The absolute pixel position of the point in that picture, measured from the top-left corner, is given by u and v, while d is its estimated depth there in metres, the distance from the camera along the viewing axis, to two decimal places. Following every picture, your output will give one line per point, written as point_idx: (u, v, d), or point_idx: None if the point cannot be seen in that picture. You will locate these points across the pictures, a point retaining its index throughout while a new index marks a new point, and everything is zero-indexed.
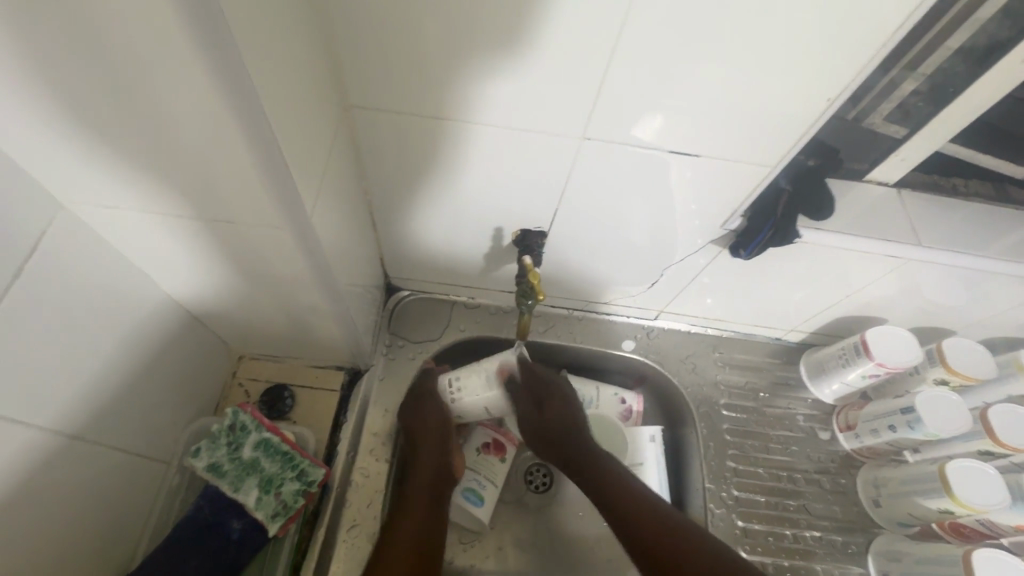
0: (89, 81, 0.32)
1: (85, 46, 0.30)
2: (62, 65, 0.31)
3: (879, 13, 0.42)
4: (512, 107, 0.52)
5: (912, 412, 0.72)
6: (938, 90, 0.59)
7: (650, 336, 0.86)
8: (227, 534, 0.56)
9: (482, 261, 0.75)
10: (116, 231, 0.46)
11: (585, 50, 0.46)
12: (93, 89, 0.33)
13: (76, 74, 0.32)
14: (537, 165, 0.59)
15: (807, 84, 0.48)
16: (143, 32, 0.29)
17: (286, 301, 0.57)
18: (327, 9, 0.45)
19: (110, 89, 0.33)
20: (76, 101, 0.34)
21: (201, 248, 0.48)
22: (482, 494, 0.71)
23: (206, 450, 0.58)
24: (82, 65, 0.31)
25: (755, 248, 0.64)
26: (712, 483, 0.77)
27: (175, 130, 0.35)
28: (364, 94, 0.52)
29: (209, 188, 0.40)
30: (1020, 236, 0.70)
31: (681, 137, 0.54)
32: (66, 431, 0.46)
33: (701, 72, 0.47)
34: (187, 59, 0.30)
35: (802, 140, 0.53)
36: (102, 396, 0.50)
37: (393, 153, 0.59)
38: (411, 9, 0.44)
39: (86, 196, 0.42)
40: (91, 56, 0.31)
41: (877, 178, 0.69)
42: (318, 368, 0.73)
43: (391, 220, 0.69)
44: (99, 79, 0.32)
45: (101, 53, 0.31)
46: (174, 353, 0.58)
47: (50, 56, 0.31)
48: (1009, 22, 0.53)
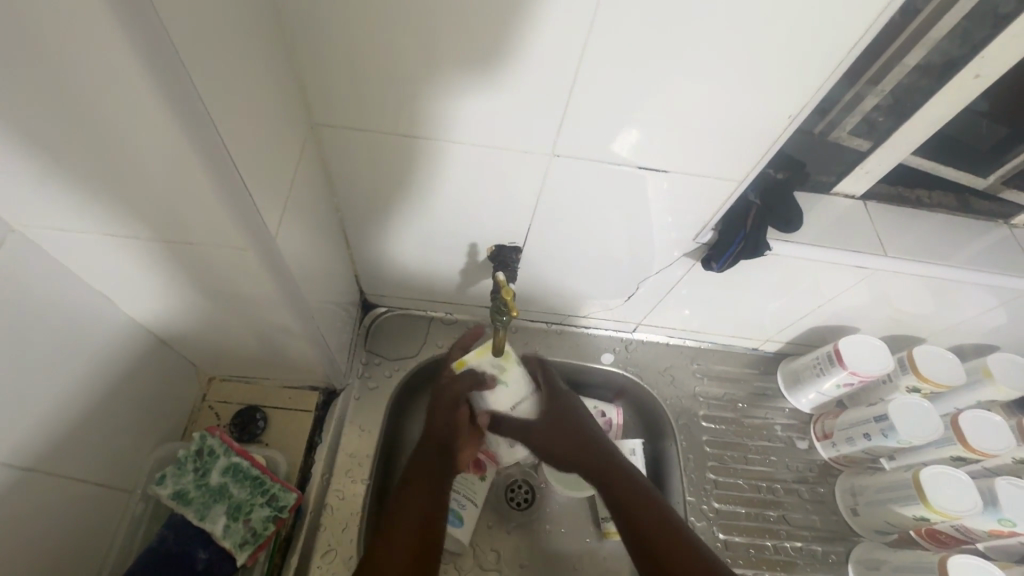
0: (28, 101, 0.31)
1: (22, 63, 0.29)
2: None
3: (836, 31, 0.43)
4: (480, 125, 0.52)
5: (886, 419, 0.73)
6: (898, 105, 0.61)
7: (629, 349, 0.87)
8: (191, 564, 0.53)
9: (458, 277, 0.75)
10: (68, 252, 0.44)
11: (553, 69, 0.47)
12: (30, 108, 0.31)
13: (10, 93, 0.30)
14: (509, 179, 0.58)
15: (772, 100, 0.49)
16: (87, 49, 0.28)
17: (255, 320, 0.55)
18: (289, 29, 0.45)
19: (52, 108, 0.31)
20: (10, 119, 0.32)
21: (163, 269, 0.47)
22: (460, 514, 0.71)
23: (172, 477, 0.55)
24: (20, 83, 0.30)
25: (727, 261, 0.64)
26: (693, 496, 0.77)
27: (128, 150, 0.34)
28: (329, 112, 0.52)
29: (166, 209, 0.40)
30: (983, 244, 0.72)
31: (651, 151, 0.55)
32: (17, 462, 0.44)
33: (666, 88, 0.48)
34: (131, 74, 0.30)
35: (767, 155, 0.54)
36: (57, 424, 0.47)
37: (364, 171, 0.58)
38: (371, 28, 0.44)
39: (37, 219, 0.40)
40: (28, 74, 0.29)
41: (844, 190, 0.71)
42: (292, 388, 0.71)
43: (365, 238, 0.69)
44: (37, 98, 0.31)
45: (39, 69, 0.29)
46: (135, 377, 0.56)
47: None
48: (960, 40, 0.55)
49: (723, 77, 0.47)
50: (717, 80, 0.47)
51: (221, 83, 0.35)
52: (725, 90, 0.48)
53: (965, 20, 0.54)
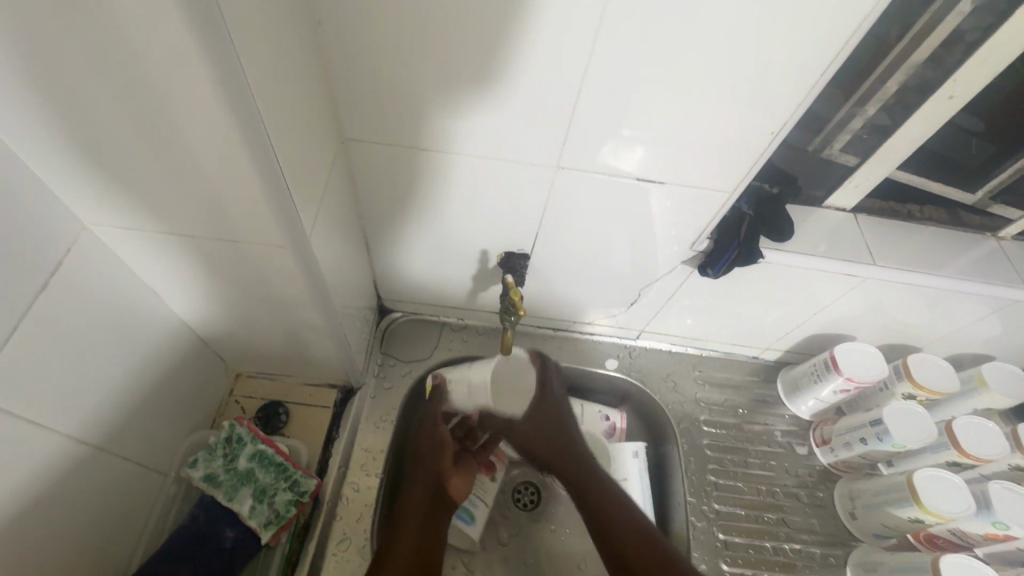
0: (111, 103, 0.36)
1: (109, 73, 0.34)
2: (89, 92, 0.35)
3: (813, 57, 0.48)
4: (491, 140, 0.57)
5: (880, 423, 0.75)
6: (883, 123, 0.65)
7: (633, 355, 0.90)
8: (220, 542, 0.58)
9: (469, 283, 0.80)
10: (127, 248, 0.50)
11: (559, 90, 0.52)
12: (112, 110, 0.36)
13: (99, 98, 0.36)
14: (518, 189, 0.63)
15: (757, 120, 0.54)
16: (171, 74, 0.34)
17: (286, 318, 0.61)
18: (327, 55, 0.51)
19: (129, 110, 0.36)
20: (95, 120, 0.37)
21: (207, 267, 0.52)
22: (473, 512, 0.72)
23: (203, 462, 0.60)
24: (108, 92, 0.35)
25: (722, 267, 0.68)
26: (694, 497, 0.79)
27: (192, 158, 0.40)
28: (359, 128, 0.58)
29: (218, 212, 0.45)
30: (972, 256, 0.75)
31: (652, 167, 0.60)
32: (76, 435, 0.49)
33: (661, 107, 0.53)
34: (198, 85, 0.34)
35: (755, 169, 0.59)
36: (111, 406, 0.53)
37: (387, 182, 0.64)
38: (398, 54, 0.50)
39: (107, 218, 0.46)
40: (115, 82, 0.35)
41: (836, 203, 0.75)
42: (313, 385, 0.76)
43: (385, 245, 0.74)
44: (119, 102, 0.36)
45: (124, 79, 0.34)
46: (177, 367, 0.61)
47: (79, 85, 0.35)
48: (935, 65, 0.59)
49: (712, 96, 0.52)
50: (708, 98, 0.52)
51: (274, 103, 0.40)
52: (715, 110, 0.53)
53: (940, 46, 0.58)
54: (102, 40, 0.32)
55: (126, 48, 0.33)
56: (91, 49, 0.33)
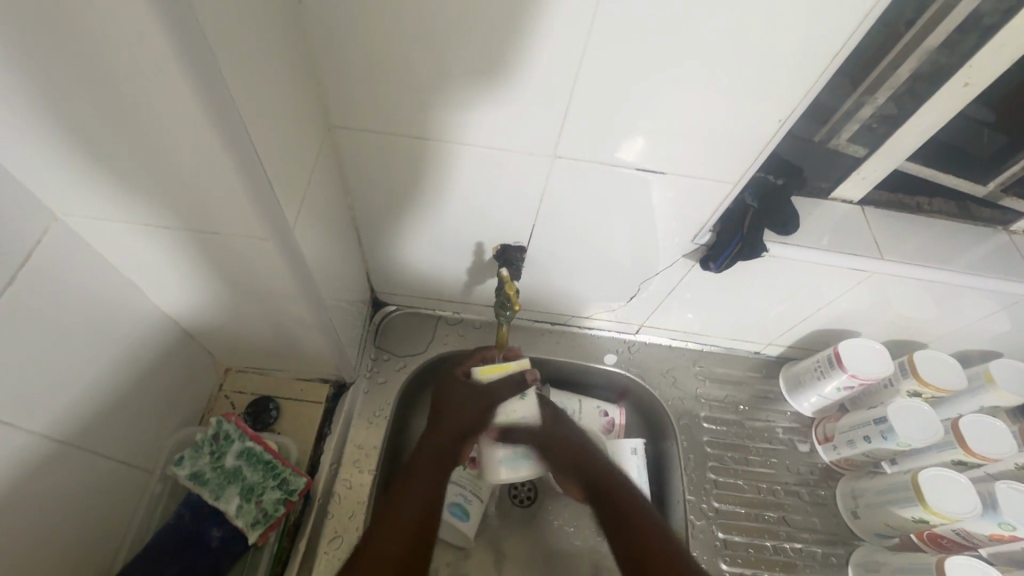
0: (74, 87, 0.34)
1: (68, 54, 0.32)
2: (48, 76, 0.33)
3: (824, 38, 0.45)
4: (485, 127, 0.55)
5: (884, 422, 0.73)
6: (893, 112, 0.63)
7: (632, 350, 0.88)
8: (206, 542, 0.56)
9: (465, 277, 0.78)
10: (104, 240, 0.48)
11: (555, 75, 0.49)
12: (74, 95, 0.34)
13: (60, 81, 0.33)
14: (514, 180, 0.61)
15: (763, 108, 0.51)
16: (135, 55, 0.32)
17: (273, 313, 0.59)
18: (311, 37, 0.49)
19: (92, 96, 0.34)
20: (57, 106, 0.35)
21: (188, 259, 0.50)
22: (467, 508, 0.72)
23: (190, 459, 0.58)
24: (69, 75, 0.33)
25: (724, 261, 0.66)
26: (693, 495, 0.78)
27: (163, 146, 0.38)
28: (347, 115, 0.55)
29: (196, 202, 0.43)
30: (982, 250, 0.73)
31: (652, 157, 0.57)
32: (52, 435, 0.47)
33: (662, 94, 0.51)
34: (165, 67, 0.32)
35: (759, 159, 0.57)
36: (89, 404, 0.51)
37: (377, 171, 0.62)
38: (385, 36, 0.48)
39: (81, 209, 0.44)
40: (75, 64, 0.32)
41: (842, 195, 0.72)
42: (305, 380, 0.74)
43: (377, 237, 0.72)
44: (81, 86, 0.34)
45: (84, 60, 0.32)
46: (161, 363, 0.59)
47: (38, 66, 0.32)
48: (948, 50, 0.57)
49: (715, 82, 0.49)
50: (712, 84, 0.49)
51: (250, 88, 0.38)
52: (717, 97, 0.51)
53: (954, 31, 0.56)
54: (58, 19, 0.30)
55: (83, 26, 0.30)
56: (47, 27, 0.30)
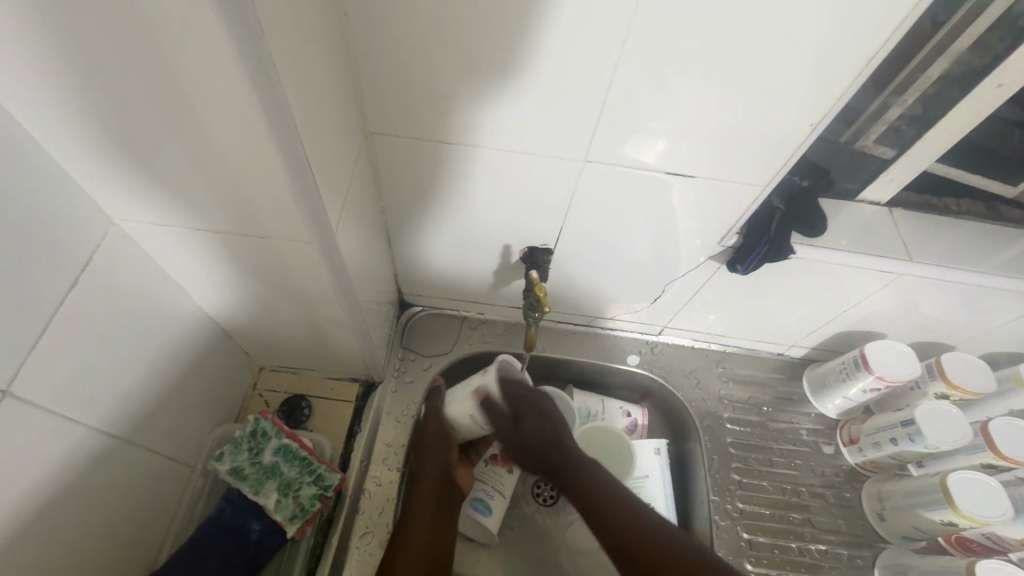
0: (141, 98, 0.36)
1: (138, 68, 0.34)
2: (117, 89, 0.35)
3: (857, 42, 0.45)
4: (517, 132, 0.56)
5: (912, 424, 0.73)
6: (922, 113, 0.62)
7: (655, 351, 0.89)
8: (246, 536, 0.58)
9: (491, 278, 0.79)
10: (155, 243, 0.50)
11: (587, 80, 0.50)
12: (141, 105, 0.36)
13: (129, 92, 0.35)
14: (544, 183, 0.62)
15: (794, 111, 0.51)
16: (200, 71, 0.33)
17: (310, 313, 0.60)
18: (352, 47, 0.50)
19: (158, 107, 0.36)
20: (124, 116, 0.37)
21: (232, 262, 0.52)
22: (489, 504, 0.73)
23: (229, 454, 0.60)
24: (136, 88, 0.35)
25: (751, 263, 0.66)
26: (717, 496, 0.78)
27: (219, 155, 0.39)
28: (383, 122, 0.57)
29: (246, 208, 0.45)
30: (1014, 252, 0.72)
31: (682, 160, 0.58)
32: (104, 429, 0.49)
33: (693, 98, 0.51)
34: (226, 78, 0.34)
35: (789, 162, 0.57)
36: (138, 400, 0.53)
37: (410, 176, 0.63)
38: (424, 46, 0.49)
39: (137, 214, 0.46)
40: (143, 76, 0.34)
41: (870, 197, 0.72)
42: (335, 379, 0.76)
43: (406, 239, 0.73)
44: (149, 98, 0.35)
45: (152, 74, 0.34)
46: (202, 361, 0.62)
47: (107, 80, 0.34)
48: (980, 52, 0.57)
49: (747, 87, 0.50)
50: (744, 88, 0.50)
51: (302, 98, 0.40)
52: (748, 102, 0.51)
53: (987, 32, 0.55)
54: (131, 36, 0.32)
55: (154, 41, 0.32)
56: (119, 46, 0.32)
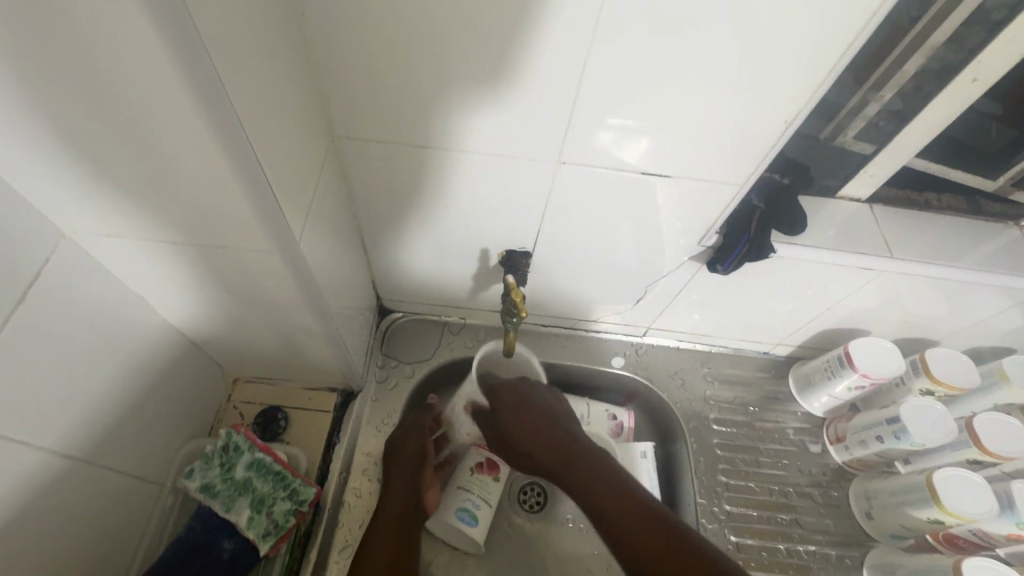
0: (80, 106, 0.34)
1: (74, 72, 0.32)
2: (51, 96, 0.33)
3: (830, 37, 0.44)
4: (488, 133, 0.55)
5: (897, 421, 0.73)
6: (900, 108, 0.62)
7: (640, 353, 0.88)
8: (217, 554, 0.56)
9: (471, 282, 0.77)
10: (111, 256, 0.48)
11: (557, 78, 0.49)
12: (81, 114, 0.34)
13: (65, 99, 0.33)
14: (519, 185, 0.61)
15: (768, 108, 0.51)
16: (141, 75, 0.32)
17: (281, 323, 0.59)
18: (314, 50, 0.49)
19: (97, 114, 0.34)
20: (61, 125, 0.35)
21: (194, 273, 0.50)
22: (476, 513, 0.71)
23: (200, 471, 0.58)
24: (72, 94, 0.33)
25: (732, 263, 0.66)
26: (704, 498, 0.77)
27: (169, 164, 0.38)
28: (351, 126, 0.55)
29: (201, 216, 0.43)
30: (994, 246, 0.72)
31: (657, 160, 0.57)
32: (63, 450, 0.47)
33: (666, 95, 0.50)
34: (168, 81, 0.32)
35: (766, 159, 0.56)
36: (100, 418, 0.51)
37: (381, 180, 0.62)
38: (388, 48, 0.48)
39: (88, 227, 0.44)
40: (79, 81, 0.32)
41: (850, 194, 0.72)
42: (313, 390, 0.74)
43: (382, 244, 0.72)
44: (87, 104, 0.33)
45: (89, 79, 0.32)
46: (169, 375, 0.60)
47: (41, 88, 0.32)
48: (955, 46, 0.56)
49: (720, 84, 0.49)
50: (717, 85, 0.49)
51: (256, 102, 0.38)
52: (721, 99, 0.50)
53: (961, 26, 0.55)
54: (62, 37, 0.30)
55: (88, 43, 0.30)
56: (50, 51, 0.30)
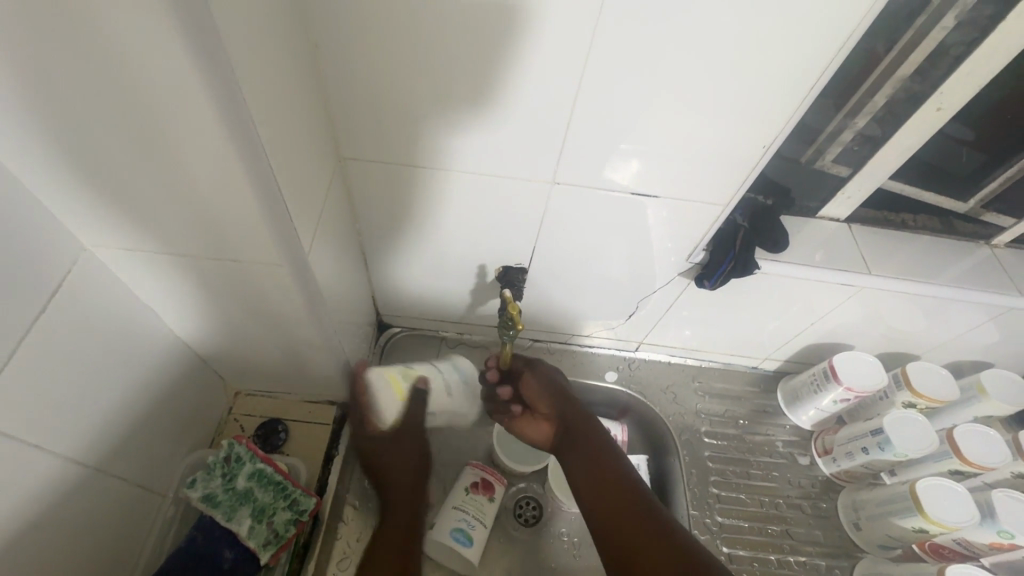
0: (112, 125, 0.36)
1: (112, 96, 0.35)
2: (88, 117, 0.36)
3: (802, 70, 0.48)
4: (486, 154, 0.58)
5: (881, 433, 0.75)
6: (872, 134, 0.66)
7: (632, 368, 0.90)
8: (218, 562, 0.57)
9: (469, 297, 0.80)
10: (129, 269, 0.50)
11: (552, 103, 0.53)
12: (113, 134, 0.37)
13: (101, 120, 0.36)
14: (514, 204, 0.64)
15: (747, 134, 0.54)
16: (172, 99, 0.35)
17: (286, 336, 0.61)
18: (326, 78, 0.52)
19: (129, 134, 0.37)
20: (93, 144, 0.38)
21: (205, 286, 0.52)
22: (470, 534, 0.72)
23: (201, 481, 0.59)
24: (108, 115, 0.36)
25: (718, 279, 0.69)
26: (696, 510, 0.79)
27: (190, 180, 0.40)
28: (356, 147, 0.59)
29: (217, 230, 0.45)
30: (967, 264, 0.75)
31: (642, 181, 0.60)
32: (73, 455, 0.48)
33: (652, 121, 0.54)
34: (197, 106, 0.35)
35: (747, 180, 0.60)
36: (110, 425, 0.52)
37: (384, 199, 0.64)
38: (395, 76, 0.51)
39: (110, 239, 0.47)
40: (116, 104, 0.35)
41: (830, 214, 0.75)
42: (312, 403, 0.76)
43: (383, 261, 0.74)
44: (120, 125, 0.36)
45: (124, 102, 0.35)
46: (176, 385, 0.61)
47: (81, 110, 0.35)
48: (920, 78, 0.61)
49: (702, 111, 0.53)
50: (699, 112, 0.53)
51: (274, 126, 0.41)
52: (703, 125, 0.54)
53: (924, 61, 0.59)
54: (105, 65, 0.33)
55: (128, 71, 0.33)
56: (92, 77, 0.33)
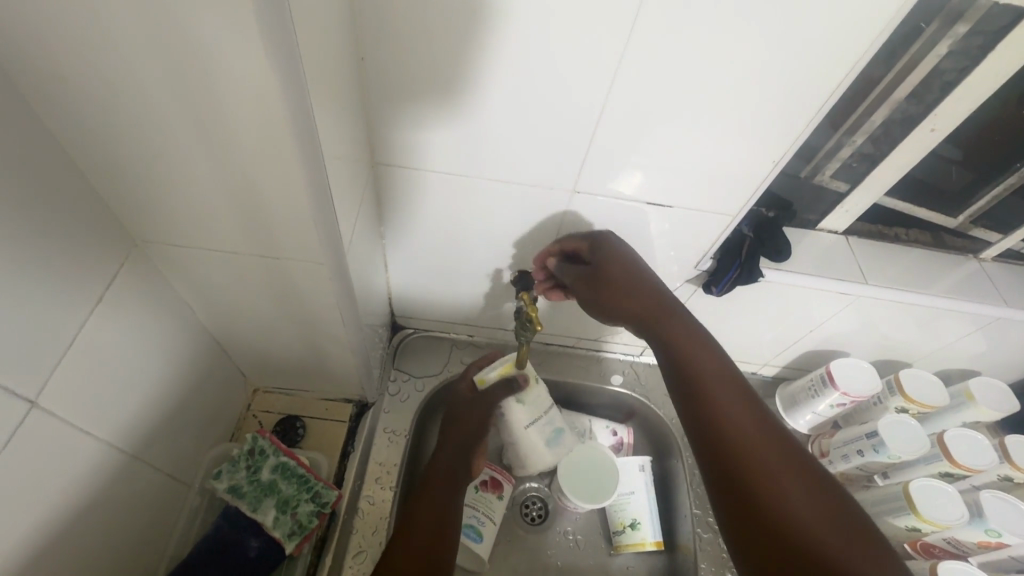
0: (177, 131, 0.39)
1: (180, 105, 0.37)
2: (155, 123, 0.38)
3: (811, 91, 0.52)
4: (512, 163, 0.61)
5: (876, 436, 0.78)
6: (870, 152, 0.70)
7: (637, 371, 0.93)
8: (244, 552, 0.58)
9: (483, 299, 0.82)
10: (170, 266, 0.53)
11: (578, 116, 0.56)
12: (178, 140, 0.39)
13: (168, 127, 0.38)
14: (535, 210, 0.67)
15: (758, 150, 0.58)
16: (237, 109, 0.37)
17: (313, 333, 0.63)
18: (364, 86, 0.54)
19: (192, 140, 0.39)
20: (158, 149, 0.40)
21: (242, 283, 0.55)
22: (480, 530, 0.75)
23: (228, 473, 0.62)
24: (174, 122, 0.38)
25: (726, 285, 0.72)
26: (700, 509, 0.81)
27: (243, 183, 0.43)
28: (388, 153, 0.61)
29: (263, 231, 0.48)
30: (957, 276, 0.79)
31: (657, 192, 0.64)
32: (112, 443, 0.50)
33: (671, 136, 0.57)
34: (260, 115, 0.37)
35: (756, 193, 0.63)
36: (145, 416, 0.54)
37: (410, 202, 0.67)
38: (430, 87, 0.54)
39: (156, 237, 0.49)
40: (183, 112, 0.37)
41: (828, 227, 0.79)
42: (330, 400, 0.78)
43: (403, 262, 0.77)
44: (186, 131, 0.39)
45: (191, 111, 0.37)
46: (203, 380, 0.63)
47: (149, 117, 0.38)
48: (916, 100, 0.64)
49: (718, 128, 0.56)
50: (715, 129, 0.56)
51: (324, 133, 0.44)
52: (719, 141, 0.57)
53: (920, 85, 0.63)
54: (176, 76, 0.35)
55: (198, 83, 0.35)
56: (163, 87, 0.36)
